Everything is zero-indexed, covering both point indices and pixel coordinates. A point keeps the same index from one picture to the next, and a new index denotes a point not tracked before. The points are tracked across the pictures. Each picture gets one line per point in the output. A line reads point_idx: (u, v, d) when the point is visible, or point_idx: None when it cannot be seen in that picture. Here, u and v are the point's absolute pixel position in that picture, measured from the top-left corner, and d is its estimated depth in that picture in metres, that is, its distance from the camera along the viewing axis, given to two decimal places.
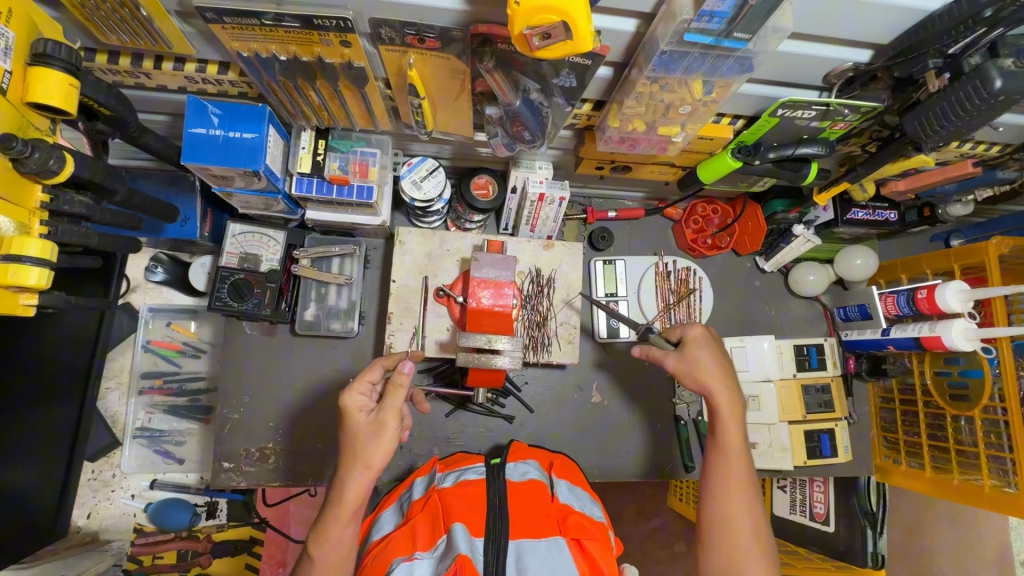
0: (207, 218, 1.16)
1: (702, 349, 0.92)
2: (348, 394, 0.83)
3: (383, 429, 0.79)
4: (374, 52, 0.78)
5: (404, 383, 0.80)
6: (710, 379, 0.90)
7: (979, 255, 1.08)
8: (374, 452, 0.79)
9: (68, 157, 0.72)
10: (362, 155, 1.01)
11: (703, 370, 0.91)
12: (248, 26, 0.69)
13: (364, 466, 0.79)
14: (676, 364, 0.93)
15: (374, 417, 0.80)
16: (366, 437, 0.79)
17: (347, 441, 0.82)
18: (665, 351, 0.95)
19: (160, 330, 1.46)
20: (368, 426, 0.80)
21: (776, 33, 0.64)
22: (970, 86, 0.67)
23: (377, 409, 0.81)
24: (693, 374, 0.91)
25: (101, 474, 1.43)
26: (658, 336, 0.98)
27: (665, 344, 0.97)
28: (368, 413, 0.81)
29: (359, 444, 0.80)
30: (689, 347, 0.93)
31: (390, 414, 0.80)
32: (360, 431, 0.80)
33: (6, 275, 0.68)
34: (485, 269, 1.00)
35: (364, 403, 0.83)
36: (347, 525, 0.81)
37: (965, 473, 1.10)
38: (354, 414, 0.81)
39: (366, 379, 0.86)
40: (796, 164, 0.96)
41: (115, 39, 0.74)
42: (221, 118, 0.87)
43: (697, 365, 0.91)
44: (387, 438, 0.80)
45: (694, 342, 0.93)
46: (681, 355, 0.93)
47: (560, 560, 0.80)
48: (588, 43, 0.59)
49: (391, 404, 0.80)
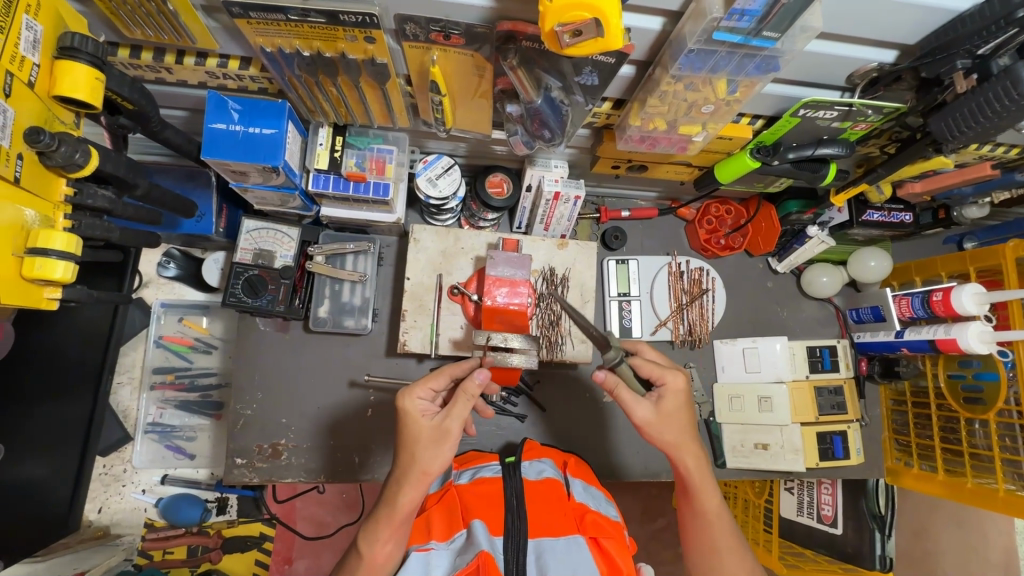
0: (223, 214, 1.17)
1: (678, 401, 0.86)
2: (410, 398, 0.83)
3: (447, 437, 0.81)
4: (397, 49, 0.78)
5: (473, 393, 0.82)
6: (681, 440, 0.87)
7: (996, 257, 1.07)
8: (433, 459, 0.81)
9: (94, 151, 0.72)
10: (379, 153, 1.01)
11: (675, 429, 0.87)
12: (272, 21, 0.69)
13: (420, 471, 0.81)
14: (650, 417, 0.86)
15: (439, 425, 0.82)
16: (427, 443, 0.81)
17: (405, 444, 0.83)
18: (639, 399, 0.86)
19: (171, 325, 1.46)
20: (430, 433, 0.81)
21: (805, 32, 0.64)
22: (1000, 87, 0.67)
23: (441, 416, 0.82)
24: (669, 431, 0.87)
25: (113, 469, 1.43)
26: (629, 373, 0.85)
27: (637, 386, 0.86)
28: (431, 420, 0.82)
29: (418, 450, 0.82)
30: (665, 400, 0.86)
31: (454, 422, 0.81)
32: (421, 437, 0.81)
33: (32, 268, 0.68)
34: (500, 268, 1.00)
35: (425, 409, 0.83)
36: (390, 542, 0.82)
37: (979, 476, 1.10)
38: (416, 419, 0.82)
39: (428, 384, 0.85)
40: (815, 165, 0.95)
41: (139, 33, 0.74)
42: (241, 113, 0.86)
43: (671, 421, 0.86)
44: (447, 447, 0.82)
45: (671, 394, 0.86)
46: (657, 408, 0.86)
47: (579, 558, 0.80)
48: (619, 40, 0.59)
49: (458, 412, 0.82)
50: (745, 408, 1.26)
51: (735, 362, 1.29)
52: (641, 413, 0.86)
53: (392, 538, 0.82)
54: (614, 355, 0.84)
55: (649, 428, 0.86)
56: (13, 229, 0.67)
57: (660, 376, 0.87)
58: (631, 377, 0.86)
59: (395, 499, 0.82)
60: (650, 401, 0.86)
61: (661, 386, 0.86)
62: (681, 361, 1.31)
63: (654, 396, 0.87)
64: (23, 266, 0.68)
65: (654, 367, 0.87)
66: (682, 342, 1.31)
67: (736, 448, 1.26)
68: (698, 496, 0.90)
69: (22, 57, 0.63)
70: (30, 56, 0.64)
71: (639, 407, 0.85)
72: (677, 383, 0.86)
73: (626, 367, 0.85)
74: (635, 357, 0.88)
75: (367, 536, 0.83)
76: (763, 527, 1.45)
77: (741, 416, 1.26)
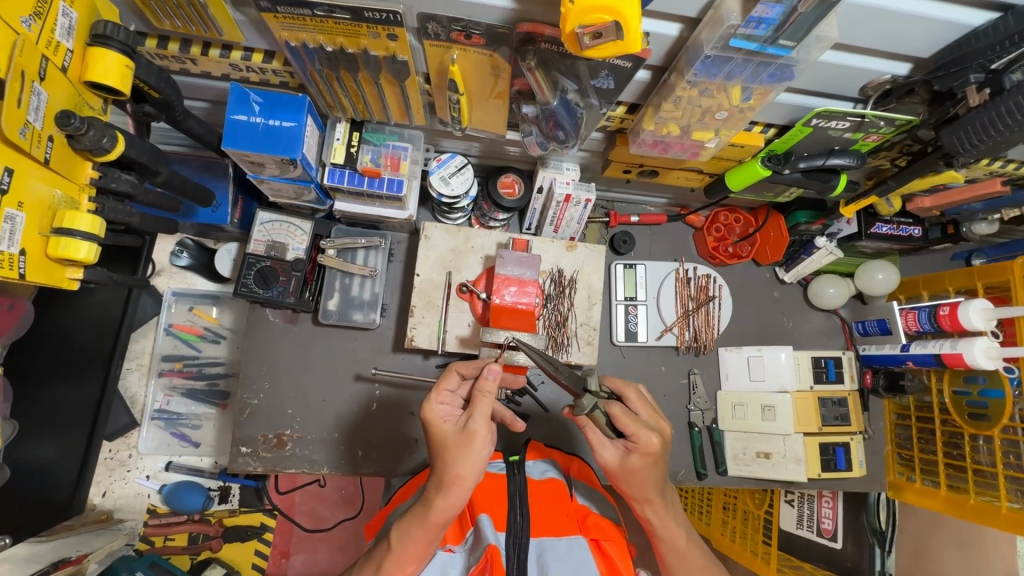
0: (238, 205, 1.18)
1: (643, 459, 0.84)
2: (429, 406, 0.80)
3: (472, 440, 0.76)
4: (418, 47, 0.80)
5: (490, 390, 0.78)
6: (641, 490, 0.87)
7: (1004, 274, 1.08)
8: (462, 463, 0.77)
9: (120, 136, 0.74)
10: (394, 149, 1.02)
11: (636, 481, 0.86)
12: (299, 16, 0.70)
13: (454, 477, 0.77)
14: (613, 463, 0.86)
15: (463, 428, 0.77)
16: (454, 447, 0.77)
17: (435, 453, 0.79)
18: (605, 443, 0.86)
19: (181, 314, 1.48)
20: (456, 438, 0.77)
21: (821, 41, 0.65)
22: (1013, 102, 0.68)
23: (465, 418, 0.78)
24: (631, 481, 0.86)
25: (118, 454, 1.45)
26: (598, 420, 0.83)
27: (606, 430, 0.86)
28: (454, 424, 0.78)
29: (447, 456, 0.77)
30: (632, 454, 0.84)
31: (478, 423, 0.77)
32: (448, 442, 0.77)
33: (58, 247, 0.70)
34: (510, 266, 1.02)
35: (447, 413, 0.80)
36: (410, 565, 0.81)
37: (982, 493, 1.09)
38: (438, 426, 0.79)
39: (444, 389, 0.83)
40: (826, 175, 0.96)
41: (168, 24, 0.76)
42: (263, 105, 0.88)
43: (634, 474, 0.85)
44: (475, 450, 0.77)
45: (639, 453, 0.84)
46: (621, 459, 0.85)
47: (580, 559, 0.81)
48: (637, 45, 0.60)
49: (481, 411, 0.77)
50: (748, 416, 1.26)
51: (739, 371, 1.29)
52: (605, 457, 0.86)
53: (411, 561, 0.81)
54: (588, 403, 0.81)
55: (613, 472, 0.87)
56: (42, 208, 0.69)
57: (633, 433, 0.83)
58: (603, 424, 0.84)
59: (433, 501, 0.79)
60: (617, 448, 0.86)
61: (630, 442, 0.84)
62: (685, 367, 1.32)
63: (622, 446, 0.85)
64: (49, 245, 0.70)
65: (628, 422, 0.83)
66: (686, 348, 1.32)
67: (738, 456, 1.26)
68: (658, 536, 0.92)
69: (57, 43, 0.66)
70: (65, 42, 0.67)
71: (604, 451, 0.86)
72: (648, 446, 0.83)
73: (598, 415, 0.83)
74: (615, 407, 0.84)
75: (401, 532, 0.81)
76: (762, 539, 1.44)
77: (744, 424, 1.26)
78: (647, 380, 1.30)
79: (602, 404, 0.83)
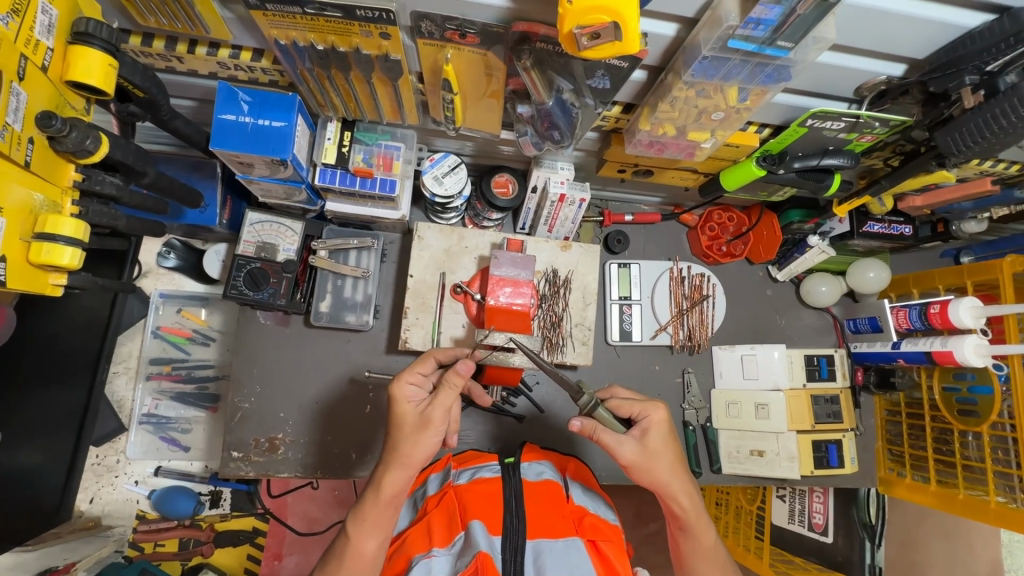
0: (227, 206, 1.16)
1: (661, 435, 0.85)
2: (399, 385, 0.86)
3: (427, 425, 0.82)
4: (411, 45, 0.78)
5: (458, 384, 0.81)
6: (669, 474, 0.86)
7: (993, 272, 1.08)
8: (415, 445, 0.82)
9: (104, 137, 0.72)
10: (386, 149, 1.00)
11: (661, 466, 0.86)
12: (288, 13, 0.69)
13: (405, 457, 0.82)
14: (635, 456, 0.85)
15: (422, 414, 0.83)
16: (411, 428, 0.83)
17: (390, 428, 0.85)
18: (621, 440, 0.85)
19: (169, 316, 1.45)
20: (414, 420, 0.83)
21: (818, 42, 0.65)
22: (1007, 104, 0.68)
23: (425, 404, 0.83)
24: (656, 469, 0.85)
25: (106, 459, 1.42)
26: (606, 415, 0.86)
27: (616, 426, 0.86)
28: (417, 406, 0.84)
29: (400, 439, 0.83)
30: (649, 435, 0.85)
31: (436, 412, 0.82)
32: (405, 423, 0.83)
33: (40, 253, 0.68)
34: (505, 267, 1.01)
35: (414, 394, 0.86)
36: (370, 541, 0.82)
37: (970, 488, 1.11)
38: (403, 404, 0.84)
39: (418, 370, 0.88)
40: (820, 175, 0.96)
41: (152, 21, 0.74)
42: (251, 105, 0.86)
43: (657, 457, 0.85)
44: (429, 435, 0.82)
45: (654, 428, 0.86)
46: (641, 445, 0.85)
47: (577, 558, 0.79)
48: (635, 45, 0.59)
49: (442, 402, 0.82)
50: (743, 414, 1.26)
51: (733, 369, 1.29)
52: (625, 453, 0.84)
53: (370, 535, 0.82)
54: (588, 401, 0.86)
55: (636, 465, 0.85)
56: (23, 211, 0.67)
57: (641, 412, 0.87)
58: (609, 418, 0.86)
59: (380, 481, 0.83)
60: (633, 438, 0.85)
61: (644, 421, 0.86)
62: (680, 366, 1.32)
63: (637, 431, 0.86)
64: (31, 251, 0.68)
65: (631, 405, 0.88)
66: (681, 347, 1.31)
67: (732, 454, 1.26)
68: (692, 528, 0.88)
69: (37, 41, 0.64)
70: (45, 40, 0.65)
71: (622, 447, 0.84)
72: (658, 419, 0.86)
73: (602, 411, 0.86)
74: (612, 400, 0.91)
75: (356, 520, 0.83)
76: (754, 534, 1.46)
77: (739, 423, 1.26)
78: (642, 380, 1.30)
79: (600, 402, 0.88)
